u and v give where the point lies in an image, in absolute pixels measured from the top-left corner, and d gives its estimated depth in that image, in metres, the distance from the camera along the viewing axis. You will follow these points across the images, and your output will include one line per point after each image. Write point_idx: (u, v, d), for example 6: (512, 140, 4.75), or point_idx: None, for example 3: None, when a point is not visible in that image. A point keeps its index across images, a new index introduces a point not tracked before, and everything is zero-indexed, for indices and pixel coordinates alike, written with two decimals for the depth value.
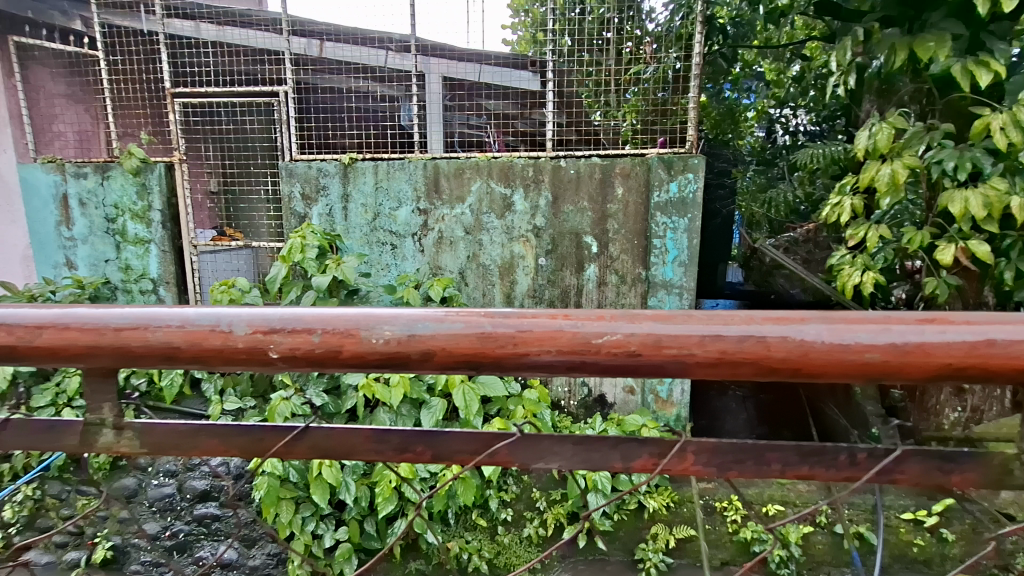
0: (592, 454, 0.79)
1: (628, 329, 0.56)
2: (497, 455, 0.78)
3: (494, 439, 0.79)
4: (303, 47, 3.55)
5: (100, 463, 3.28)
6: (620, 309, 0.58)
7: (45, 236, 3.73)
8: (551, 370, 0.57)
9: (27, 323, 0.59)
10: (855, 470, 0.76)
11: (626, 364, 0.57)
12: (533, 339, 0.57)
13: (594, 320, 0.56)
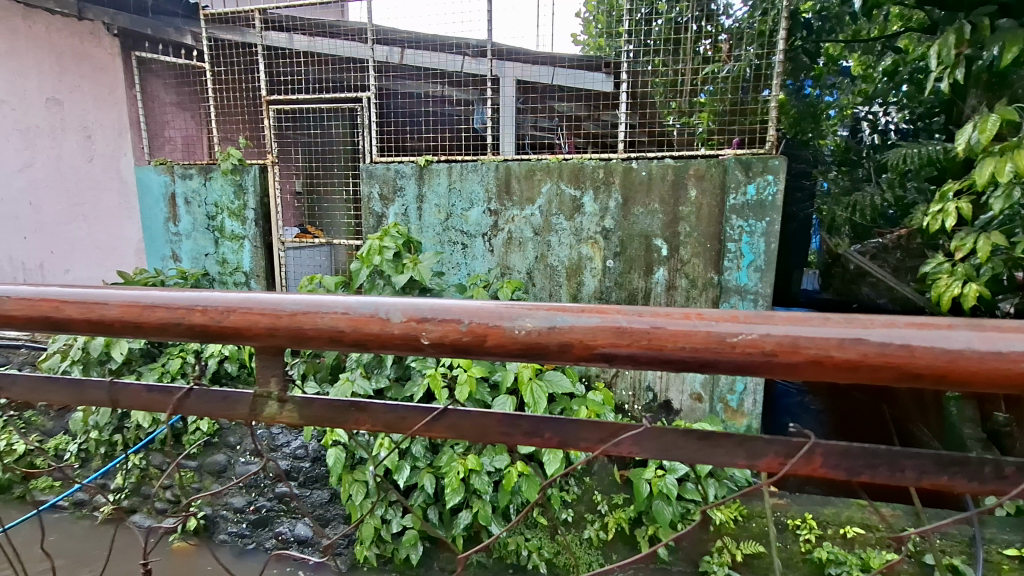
0: (716, 450, 0.74)
1: (766, 328, 0.55)
2: (621, 445, 0.75)
3: (618, 429, 0.77)
4: (386, 55, 3.70)
5: (197, 439, 3.59)
6: (754, 310, 0.57)
7: (156, 232, 4.14)
8: (684, 365, 0.57)
9: (214, 304, 0.60)
10: (1000, 484, 0.70)
11: (759, 365, 0.57)
12: (669, 337, 0.56)
13: (730, 320, 0.56)
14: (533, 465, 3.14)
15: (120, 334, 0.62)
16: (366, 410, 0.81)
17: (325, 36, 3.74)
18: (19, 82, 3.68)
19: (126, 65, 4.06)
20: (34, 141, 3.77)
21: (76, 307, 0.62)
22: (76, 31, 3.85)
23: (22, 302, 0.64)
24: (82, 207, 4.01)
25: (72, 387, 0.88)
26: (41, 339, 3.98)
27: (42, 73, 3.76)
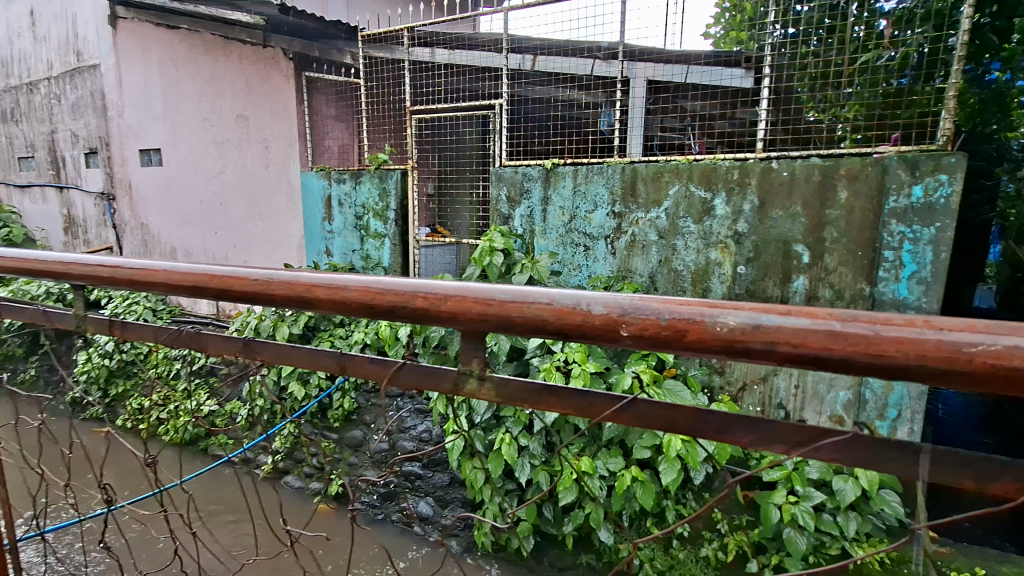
0: (942, 468, 0.53)
1: (1015, 338, 0.43)
2: (822, 454, 0.55)
3: (823, 433, 0.55)
4: (518, 63, 3.88)
5: (339, 414, 3.99)
6: (996, 318, 0.45)
7: (314, 229, 4.72)
8: (931, 379, 0.46)
9: (434, 291, 0.64)
10: None
11: (1003, 386, 0.44)
12: (886, 344, 0.46)
13: (962, 326, 0.45)
14: (648, 473, 3.05)
15: (353, 314, 0.68)
16: (559, 392, 0.64)
17: (465, 47, 3.99)
18: (219, 102, 4.48)
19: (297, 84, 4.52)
20: (226, 151, 4.54)
21: (326, 288, 0.70)
22: (260, 57, 4.43)
23: (283, 286, 0.73)
24: (260, 208, 4.64)
25: (276, 351, 0.80)
26: (223, 317, 4.72)
27: (235, 95, 4.47)
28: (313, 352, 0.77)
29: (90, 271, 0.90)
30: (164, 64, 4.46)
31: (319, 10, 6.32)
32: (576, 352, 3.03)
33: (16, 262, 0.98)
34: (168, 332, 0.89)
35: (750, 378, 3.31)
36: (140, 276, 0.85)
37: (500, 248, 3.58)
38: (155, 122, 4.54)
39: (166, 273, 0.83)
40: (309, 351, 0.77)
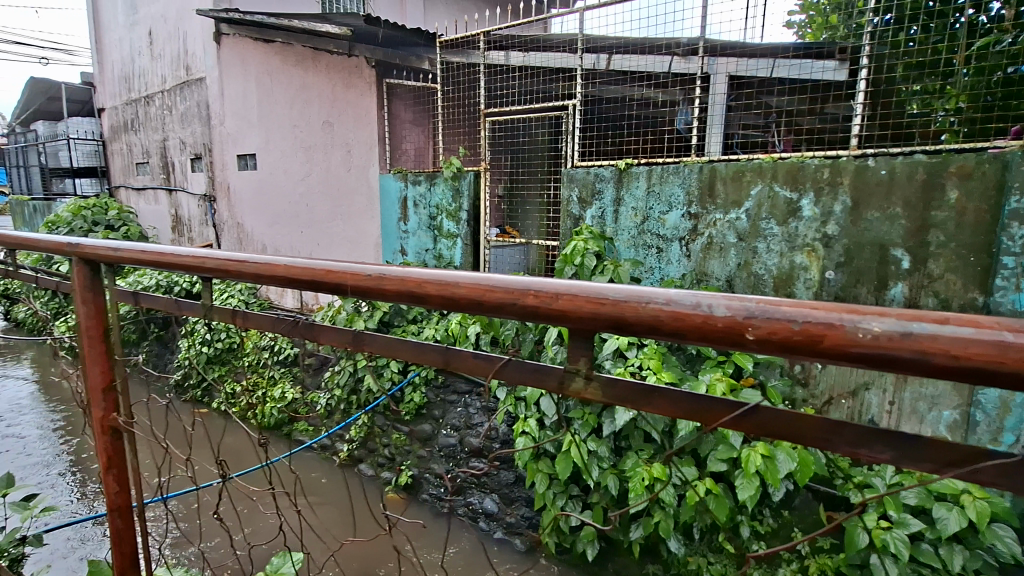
0: None
1: None
2: (977, 477, 0.50)
3: (978, 453, 0.50)
4: (592, 63, 3.85)
5: (410, 407, 4.11)
6: None
7: (391, 229, 4.86)
8: None
9: (544, 289, 0.65)
10: None
11: None
12: None
13: None
14: (722, 486, 2.91)
15: (463, 309, 0.70)
16: (671, 394, 0.63)
17: (539, 49, 4.04)
18: (308, 110, 4.79)
19: (379, 92, 4.65)
20: (313, 156, 4.83)
21: (436, 284, 0.72)
22: (346, 67, 4.66)
23: (394, 281, 0.76)
24: (341, 208, 4.89)
25: (383, 343, 0.83)
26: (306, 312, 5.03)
27: (322, 103, 4.76)
28: (418, 346, 0.80)
29: (213, 265, 0.96)
30: (261, 77, 4.86)
31: (398, 18, 6.60)
32: (650, 358, 2.96)
33: (150, 256, 1.07)
34: (283, 322, 0.94)
35: (838, 391, 3.09)
36: (261, 270, 0.90)
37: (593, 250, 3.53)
38: (252, 129, 4.94)
39: (286, 266, 0.87)
40: (415, 345, 0.80)
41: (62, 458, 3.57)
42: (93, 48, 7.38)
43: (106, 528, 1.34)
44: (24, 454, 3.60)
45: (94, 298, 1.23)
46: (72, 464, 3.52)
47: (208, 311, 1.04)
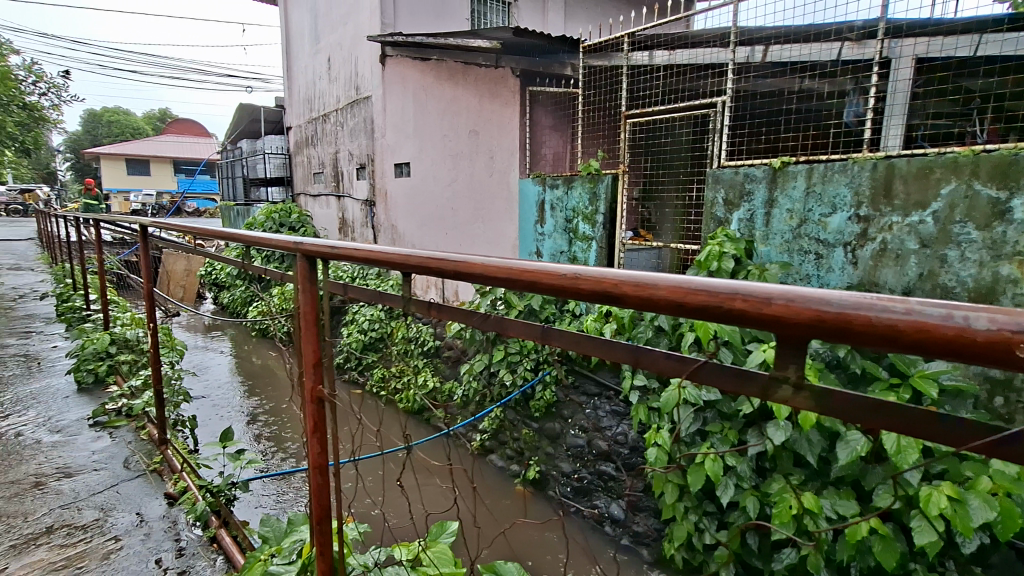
0: None
1: None
2: None
3: None
4: (747, 56, 3.61)
5: (539, 405, 4.18)
6: None
7: (528, 231, 5.03)
8: None
9: (754, 292, 0.64)
10: None
11: None
12: None
13: None
14: (891, 526, 2.52)
15: (661, 310, 0.72)
16: (902, 412, 0.59)
17: (685, 46, 3.91)
18: (457, 120, 5.14)
19: (523, 98, 4.89)
20: (460, 163, 5.18)
21: (633, 285, 0.75)
22: (492, 77, 4.93)
23: (590, 281, 0.80)
24: (483, 212, 5.17)
25: (572, 339, 0.89)
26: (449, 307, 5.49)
27: (469, 112, 5.08)
28: (609, 344, 0.84)
29: (417, 261, 1.08)
30: (417, 92, 5.34)
31: (539, 28, 6.86)
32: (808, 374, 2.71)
33: (362, 254, 1.24)
34: (475, 315, 1.05)
35: None
36: (462, 266, 0.98)
37: (731, 253, 3.34)
38: (407, 140, 5.43)
39: (484, 264, 0.95)
40: (604, 342, 0.84)
41: (254, 422, 4.26)
42: (285, 78, 8.72)
43: (308, 484, 1.58)
44: (227, 413, 4.35)
45: (311, 288, 1.45)
46: (261, 427, 4.18)
47: (407, 303, 1.17)
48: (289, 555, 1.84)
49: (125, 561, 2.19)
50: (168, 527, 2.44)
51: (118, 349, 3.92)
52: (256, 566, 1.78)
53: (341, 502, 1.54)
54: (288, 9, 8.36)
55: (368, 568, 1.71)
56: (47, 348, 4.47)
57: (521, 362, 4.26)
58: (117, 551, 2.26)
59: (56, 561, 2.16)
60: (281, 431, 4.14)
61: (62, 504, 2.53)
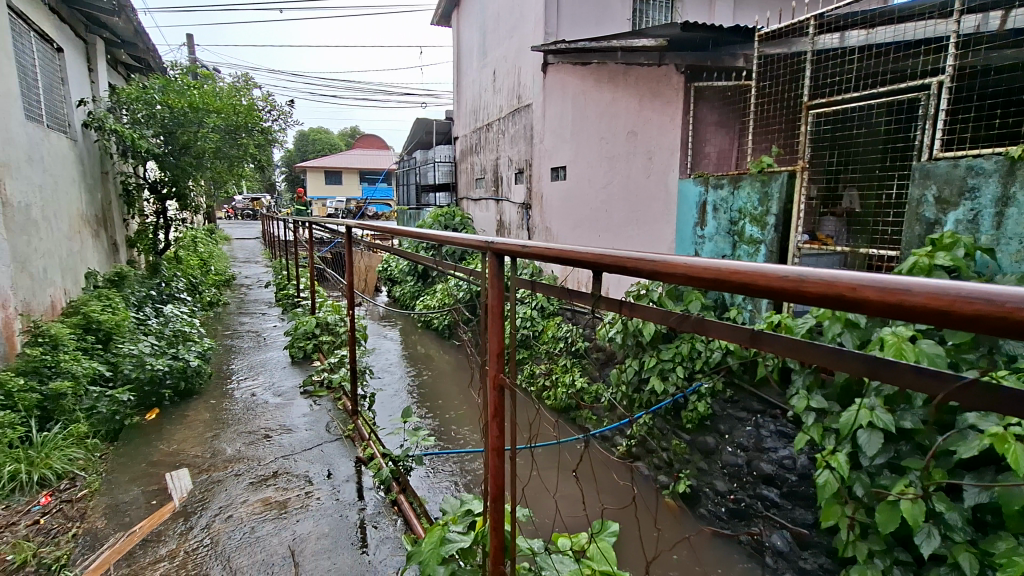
0: None
1: None
2: None
3: None
4: (978, 24, 3.01)
5: (692, 416, 3.94)
6: None
7: (686, 234, 4.66)
8: None
9: None
10: None
11: None
12: None
13: None
14: None
15: (914, 320, 0.61)
16: None
17: (887, 23, 3.45)
18: (615, 122, 5.14)
19: (686, 96, 4.56)
20: (616, 164, 5.16)
21: (872, 289, 0.64)
22: (656, 77, 4.72)
23: (813, 284, 0.71)
24: (639, 214, 5.04)
25: (791, 345, 0.85)
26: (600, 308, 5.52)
27: (628, 114, 5.02)
28: (839, 354, 0.78)
29: (612, 259, 1.11)
30: (576, 97, 5.52)
31: (706, 20, 6.42)
32: None
33: (553, 252, 1.29)
34: (674, 315, 1.05)
35: None
36: (661, 266, 0.97)
37: (944, 266, 2.74)
38: (565, 144, 5.67)
39: (685, 265, 0.92)
40: (832, 351, 0.79)
41: (421, 403, 4.72)
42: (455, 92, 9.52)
43: (488, 464, 1.71)
44: (398, 392, 4.88)
45: (499, 284, 1.57)
46: (426, 409, 4.62)
47: (597, 299, 1.20)
48: (462, 527, 2.01)
49: (327, 510, 2.61)
50: (356, 486, 2.84)
51: (320, 330, 4.66)
52: (435, 530, 1.96)
53: (515, 484, 1.65)
54: (460, 29, 9.11)
55: (533, 552, 1.79)
56: (270, 326, 5.49)
57: (674, 370, 4.05)
58: (321, 501, 2.69)
59: (280, 500, 2.66)
60: (443, 415, 4.54)
61: (283, 454, 3.10)
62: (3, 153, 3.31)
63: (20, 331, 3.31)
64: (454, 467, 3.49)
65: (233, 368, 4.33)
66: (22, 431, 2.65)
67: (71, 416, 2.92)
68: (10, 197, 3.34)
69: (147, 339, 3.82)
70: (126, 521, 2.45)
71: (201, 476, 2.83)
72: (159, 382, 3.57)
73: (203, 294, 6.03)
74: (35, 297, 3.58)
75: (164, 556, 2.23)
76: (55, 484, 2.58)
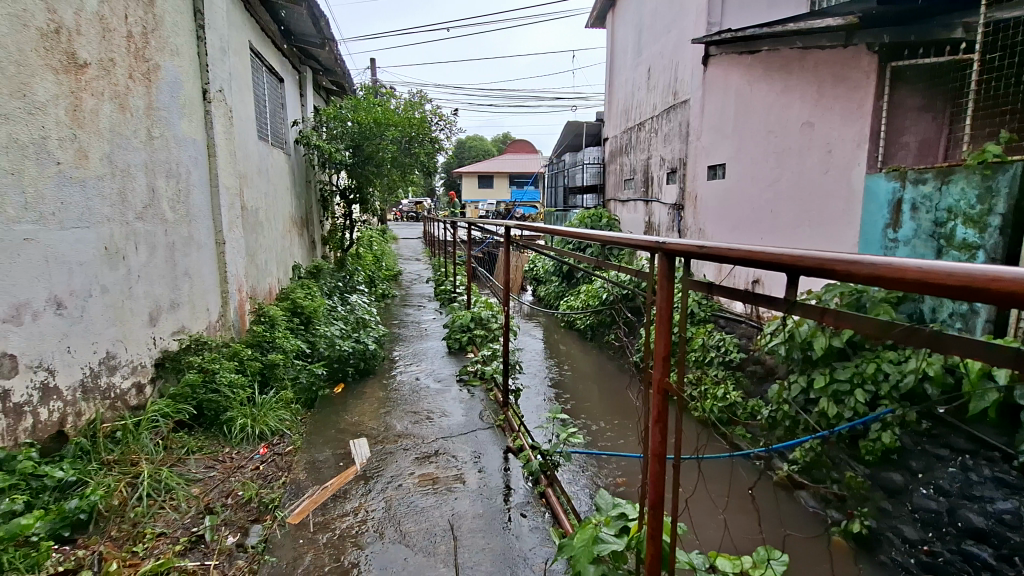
0: None
1: None
2: None
3: None
4: None
5: (873, 448, 3.33)
6: None
7: (873, 238, 4.01)
8: None
9: None
10: None
11: None
12: None
13: None
14: None
15: None
16: None
17: None
18: (787, 113, 4.65)
19: (880, 79, 3.96)
20: (785, 160, 4.69)
21: None
22: (841, 59, 4.17)
23: None
24: (812, 214, 4.49)
25: None
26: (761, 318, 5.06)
27: (803, 103, 4.50)
28: None
29: (811, 262, 1.00)
30: (741, 88, 5.17)
31: None
32: None
33: (738, 253, 1.20)
34: (896, 326, 0.91)
35: None
36: (885, 271, 0.85)
37: None
38: (725, 140, 5.40)
39: (919, 268, 0.80)
40: None
41: (565, 401, 4.79)
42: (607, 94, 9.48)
43: (649, 470, 1.66)
44: (543, 388, 5.01)
45: (670, 287, 1.52)
46: (569, 408, 4.67)
47: (792, 306, 1.10)
48: (615, 530, 1.99)
49: (481, 494, 2.78)
50: (506, 474, 2.98)
51: (474, 324, 5.02)
52: (587, 528, 1.97)
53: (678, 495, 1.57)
54: (614, 30, 9.06)
55: (695, 569, 1.68)
56: (430, 318, 6.03)
57: (851, 393, 3.44)
58: (470, 484, 2.86)
59: (440, 478, 2.90)
60: (585, 415, 4.56)
61: (443, 435, 3.38)
62: (244, 167, 4.13)
63: (248, 311, 4.11)
64: (595, 469, 3.47)
65: (400, 354, 4.84)
66: (249, 392, 3.27)
67: (282, 383, 3.53)
68: (247, 203, 4.17)
69: (337, 324, 4.46)
70: (320, 476, 2.88)
71: (376, 447, 3.21)
72: (344, 360, 4.14)
73: (378, 287, 6.87)
74: (260, 283, 4.40)
75: (348, 512, 2.58)
76: (270, 438, 3.13)
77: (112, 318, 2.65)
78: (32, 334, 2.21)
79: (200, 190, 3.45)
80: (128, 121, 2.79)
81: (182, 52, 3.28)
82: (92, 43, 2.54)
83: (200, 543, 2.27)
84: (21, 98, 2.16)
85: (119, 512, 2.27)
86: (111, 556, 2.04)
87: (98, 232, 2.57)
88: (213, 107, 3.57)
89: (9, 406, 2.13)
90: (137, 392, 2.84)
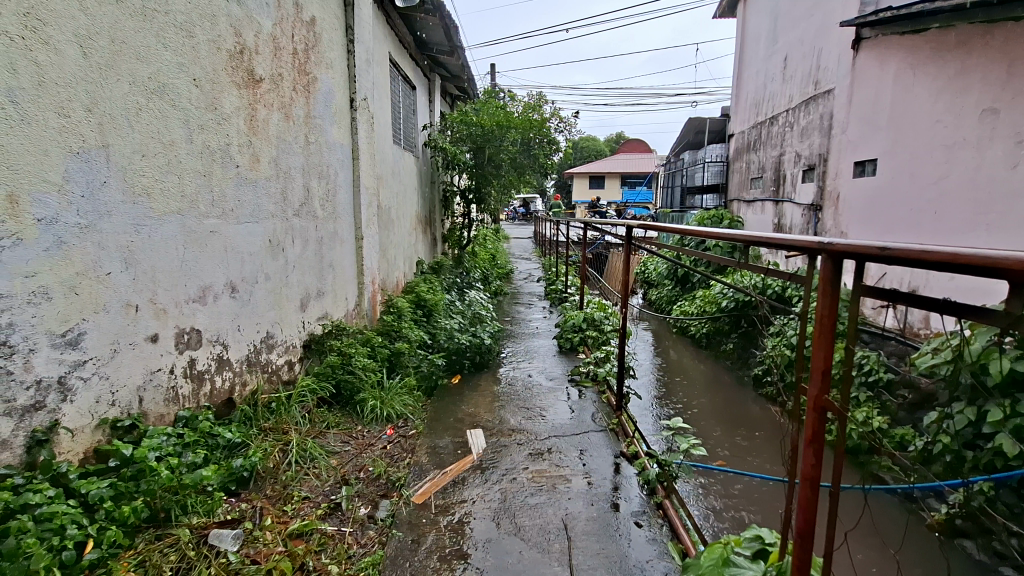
0: None
1: None
2: None
3: None
4: None
5: None
6: None
7: None
8: None
9: None
10: None
11: None
12: None
13: None
14: None
15: None
16: None
17: None
18: (962, 99, 4.01)
19: None
20: (955, 154, 4.05)
21: None
22: None
23: None
24: (989, 216, 3.79)
25: None
26: (918, 335, 4.41)
27: (986, 87, 3.82)
28: None
29: None
30: (901, 73, 4.60)
31: None
32: None
33: (937, 256, 1.02)
34: None
35: None
36: None
37: None
38: (879, 133, 4.86)
39: None
40: None
41: (679, 409, 4.59)
42: (734, 87, 8.92)
43: (796, 494, 1.50)
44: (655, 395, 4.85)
45: (834, 293, 1.34)
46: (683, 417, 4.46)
47: (1018, 321, 0.95)
48: (749, 553, 1.84)
49: (593, 496, 2.74)
50: (617, 479, 2.90)
51: (587, 325, 5.02)
52: (717, 547, 1.86)
53: (832, 527, 1.40)
54: (745, 18, 8.49)
55: None
56: (541, 317, 6.09)
57: None
58: (581, 485, 2.84)
59: (553, 476, 2.91)
60: (701, 426, 4.32)
61: (555, 433, 3.39)
62: (382, 169, 4.49)
63: (379, 301, 4.47)
64: (711, 485, 3.25)
65: (513, 350, 4.96)
66: (380, 376, 3.53)
67: (407, 370, 3.77)
68: (383, 202, 4.53)
69: (456, 318, 4.68)
70: (440, 461, 3.03)
71: (491, 439, 3.31)
72: (462, 353, 4.34)
73: (492, 284, 7.13)
74: (390, 276, 4.76)
75: (467, 498, 2.69)
76: (396, 421, 3.36)
77: (272, 303, 3.02)
78: (212, 313, 2.57)
79: (345, 189, 3.81)
80: (291, 128, 3.15)
81: (335, 65, 3.64)
82: (267, 60, 2.90)
83: (337, 510, 2.49)
84: (213, 111, 2.52)
85: (273, 474, 2.57)
86: (268, 512, 2.32)
87: (265, 227, 2.93)
88: (358, 114, 3.91)
89: (194, 372, 2.49)
90: (288, 368, 3.21)
